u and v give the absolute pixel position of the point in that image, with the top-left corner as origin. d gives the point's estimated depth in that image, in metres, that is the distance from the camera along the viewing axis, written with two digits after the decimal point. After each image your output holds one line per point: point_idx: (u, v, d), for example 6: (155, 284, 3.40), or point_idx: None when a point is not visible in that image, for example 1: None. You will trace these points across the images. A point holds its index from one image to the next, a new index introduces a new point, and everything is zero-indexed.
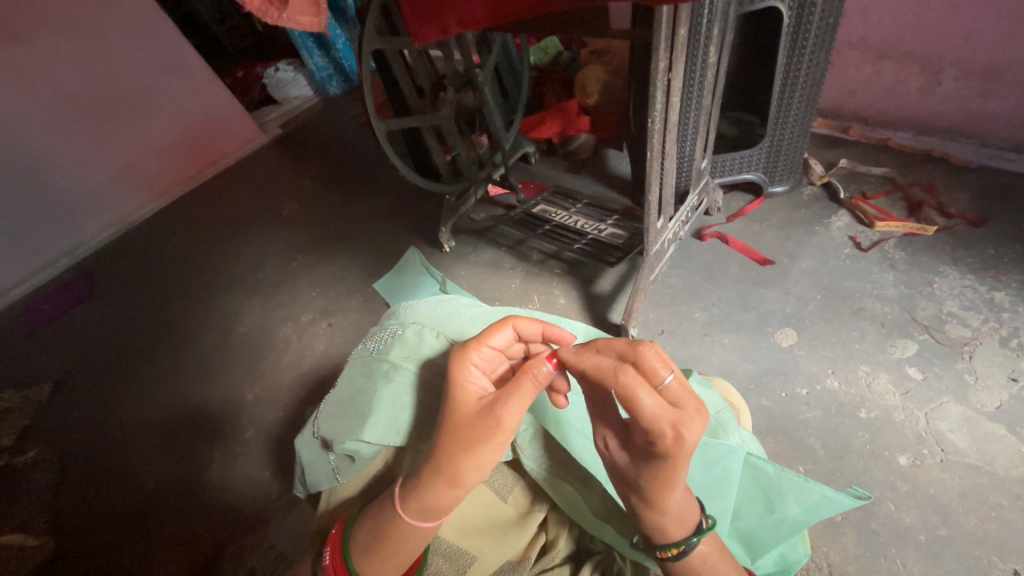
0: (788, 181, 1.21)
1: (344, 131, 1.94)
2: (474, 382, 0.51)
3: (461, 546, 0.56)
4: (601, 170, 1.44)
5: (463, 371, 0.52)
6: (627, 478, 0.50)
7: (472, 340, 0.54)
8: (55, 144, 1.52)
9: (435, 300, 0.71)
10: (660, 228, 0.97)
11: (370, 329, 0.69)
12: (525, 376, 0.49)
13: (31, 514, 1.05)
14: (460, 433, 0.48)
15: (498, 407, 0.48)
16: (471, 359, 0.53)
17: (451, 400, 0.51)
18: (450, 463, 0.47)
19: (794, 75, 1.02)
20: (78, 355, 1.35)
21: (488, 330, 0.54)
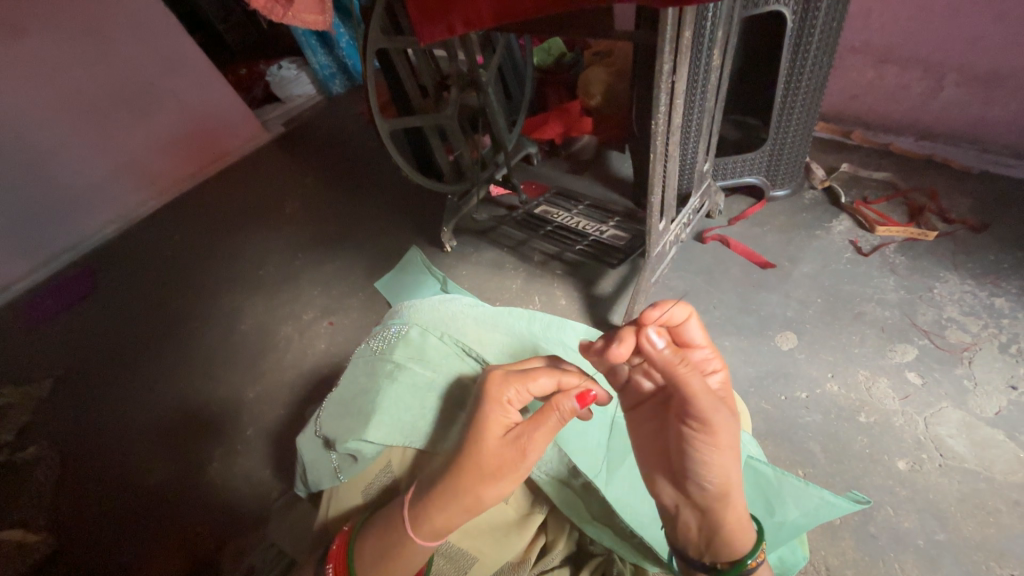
0: (790, 185, 1.22)
1: (347, 129, 1.94)
2: (506, 415, 0.51)
3: (461, 548, 0.55)
4: (603, 172, 1.44)
5: (495, 407, 0.51)
6: (726, 471, 0.46)
7: (516, 376, 0.53)
8: (58, 140, 1.52)
9: (438, 301, 0.71)
10: (661, 231, 0.97)
11: (373, 329, 0.70)
12: (551, 412, 0.50)
13: (31, 509, 1.05)
14: (485, 466, 0.48)
15: (528, 444, 0.49)
16: (510, 391, 0.52)
17: (481, 427, 0.50)
18: (467, 491, 0.48)
19: (796, 80, 1.02)
20: (79, 350, 1.35)
21: (530, 372, 0.54)
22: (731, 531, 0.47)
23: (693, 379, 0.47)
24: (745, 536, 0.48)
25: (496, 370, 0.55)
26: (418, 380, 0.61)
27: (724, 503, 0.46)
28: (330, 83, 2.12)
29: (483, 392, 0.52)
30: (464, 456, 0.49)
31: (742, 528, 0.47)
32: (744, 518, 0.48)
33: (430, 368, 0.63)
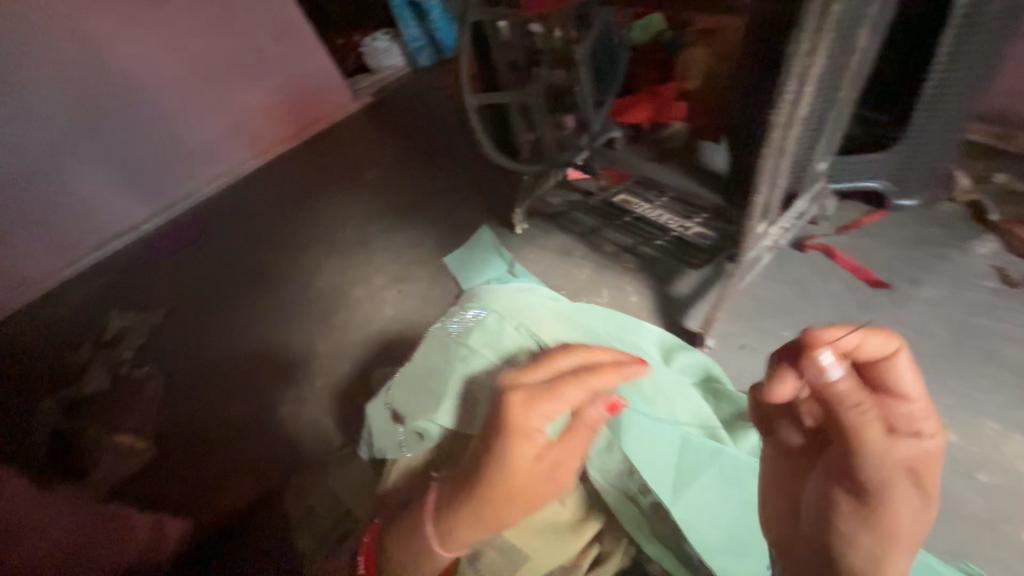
0: (920, 196, 1.08)
1: (429, 102, 1.97)
2: (536, 444, 0.46)
3: (515, 546, 0.55)
4: (692, 162, 1.35)
5: (523, 439, 0.45)
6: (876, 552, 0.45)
7: (540, 400, 0.46)
8: (181, 99, 1.67)
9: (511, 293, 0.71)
10: (761, 234, 0.89)
11: (451, 313, 0.72)
12: (580, 427, 0.50)
13: (141, 419, 1.20)
14: (517, 494, 0.46)
15: (557, 464, 0.48)
16: (537, 419, 0.46)
17: (510, 461, 0.45)
18: (497, 517, 0.47)
19: (948, 84, 0.92)
20: (185, 289, 1.51)
21: (554, 392, 0.47)
22: None
23: (874, 437, 0.43)
24: None
25: (517, 388, 0.47)
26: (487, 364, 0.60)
27: None
28: (417, 54, 2.15)
29: (507, 421, 0.45)
30: (492, 490, 0.45)
31: None
32: None
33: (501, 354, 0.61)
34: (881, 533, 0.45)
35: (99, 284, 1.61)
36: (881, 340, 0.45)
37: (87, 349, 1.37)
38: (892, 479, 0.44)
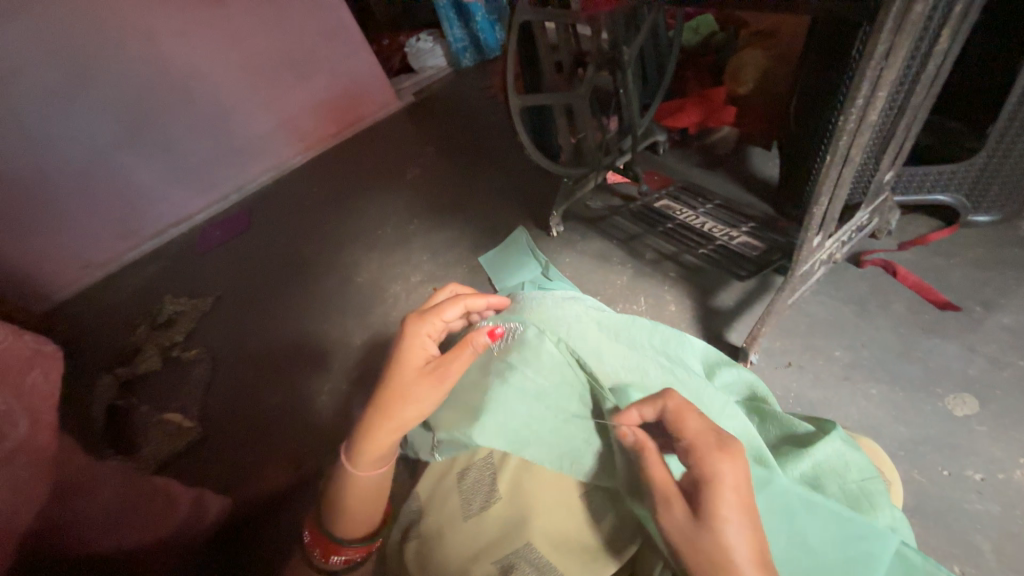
0: (999, 211, 1.00)
1: (471, 103, 1.99)
2: (426, 346, 0.63)
3: (548, 559, 0.53)
4: (741, 169, 1.30)
5: (413, 338, 0.63)
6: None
7: (427, 313, 0.65)
8: (236, 96, 1.76)
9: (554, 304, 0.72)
10: (815, 247, 0.84)
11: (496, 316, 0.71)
12: (467, 346, 0.61)
13: (190, 399, 1.27)
14: (406, 387, 0.59)
15: (444, 369, 0.59)
16: (428, 325, 0.64)
17: (405, 355, 0.62)
18: (391, 411, 0.58)
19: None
20: (234, 277, 1.59)
21: (442, 306, 0.65)
22: None
23: (652, 470, 0.48)
24: None
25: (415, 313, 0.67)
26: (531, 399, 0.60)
27: None
28: (460, 55, 2.17)
29: (405, 329, 0.64)
30: (389, 381, 0.60)
31: None
32: None
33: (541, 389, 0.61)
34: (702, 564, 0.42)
35: (157, 269, 1.71)
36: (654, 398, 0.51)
37: (144, 330, 1.46)
38: (669, 508, 0.45)
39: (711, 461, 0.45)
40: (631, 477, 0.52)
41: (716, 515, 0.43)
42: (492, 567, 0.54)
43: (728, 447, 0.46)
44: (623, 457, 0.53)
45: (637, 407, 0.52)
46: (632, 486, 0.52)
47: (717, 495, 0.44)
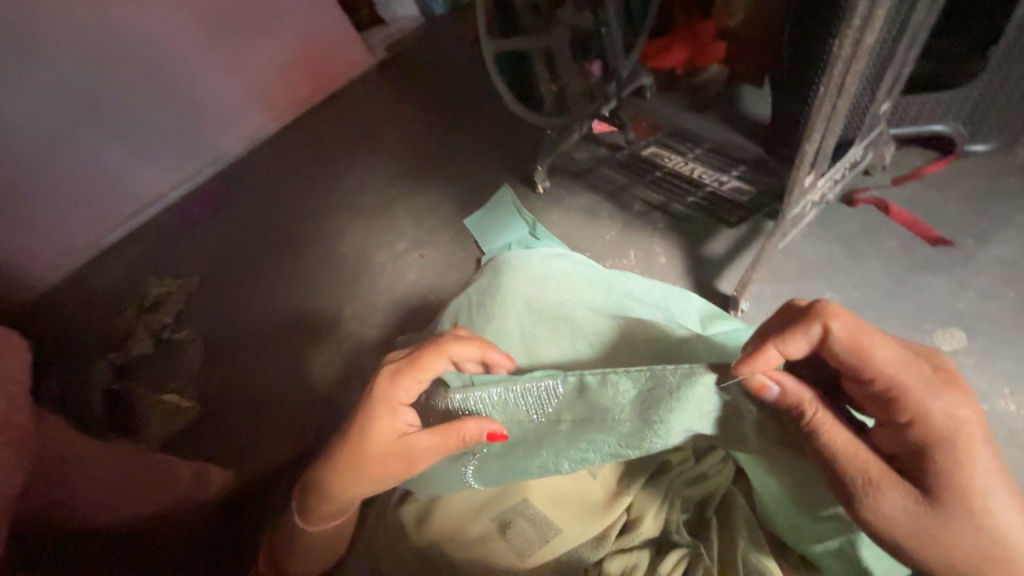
0: (996, 141, 0.96)
1: (447, 54, 1.87)
2: (396, 416, 0.58)
3: (543, 514, 0.60)
4: (732, 112, 1.25)
5: (388, 410, 0.57)
6: (912, 526, 0.45)
7: (405, 372, 0.58)
8: (199, 60, 1.60)
9: (524, 269, 0.80)
10: (807, 187, 0.81)
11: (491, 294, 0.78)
12: (453, 431, 0.57)
13: (186, 380, 1.26)
14: (370, 466, 0.56)
15: (413, 456, 0.57)
16: (400, 393, 0.58)
17: (372, 430, 0.57)
18: (354, 478, 0.57)
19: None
20: (214, 255, 1.53)
21: (424, 362, 0.58)
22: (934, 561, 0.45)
23: (837, 439, 0.47)
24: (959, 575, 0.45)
25: (388, 364, 0.60)
26: (597, 433, 0.57)
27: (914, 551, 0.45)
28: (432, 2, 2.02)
29: (376, 388, 0.58)
30: (347, 457, 0.57)
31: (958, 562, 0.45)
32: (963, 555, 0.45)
33: (594, 422, 0.57)
34: (918, 530, 0.45)
35: (136, 252, 1.63)
36: (800, 338, 0.47)
37: (132, 314, 1.42)
38: (889, 491, 0.45)
39: (932, 402, 0.44)
40: (780, 432, 0.53)
41: (966, 469, 0.44)
42: (490, 523, 0.60)
43: (948, 382, 0.45)
44: (769, 415, 0.53)
45: (783, 344, 0.47)
46: (785, 443, 0.53)
47: (969, 446, 0.44)
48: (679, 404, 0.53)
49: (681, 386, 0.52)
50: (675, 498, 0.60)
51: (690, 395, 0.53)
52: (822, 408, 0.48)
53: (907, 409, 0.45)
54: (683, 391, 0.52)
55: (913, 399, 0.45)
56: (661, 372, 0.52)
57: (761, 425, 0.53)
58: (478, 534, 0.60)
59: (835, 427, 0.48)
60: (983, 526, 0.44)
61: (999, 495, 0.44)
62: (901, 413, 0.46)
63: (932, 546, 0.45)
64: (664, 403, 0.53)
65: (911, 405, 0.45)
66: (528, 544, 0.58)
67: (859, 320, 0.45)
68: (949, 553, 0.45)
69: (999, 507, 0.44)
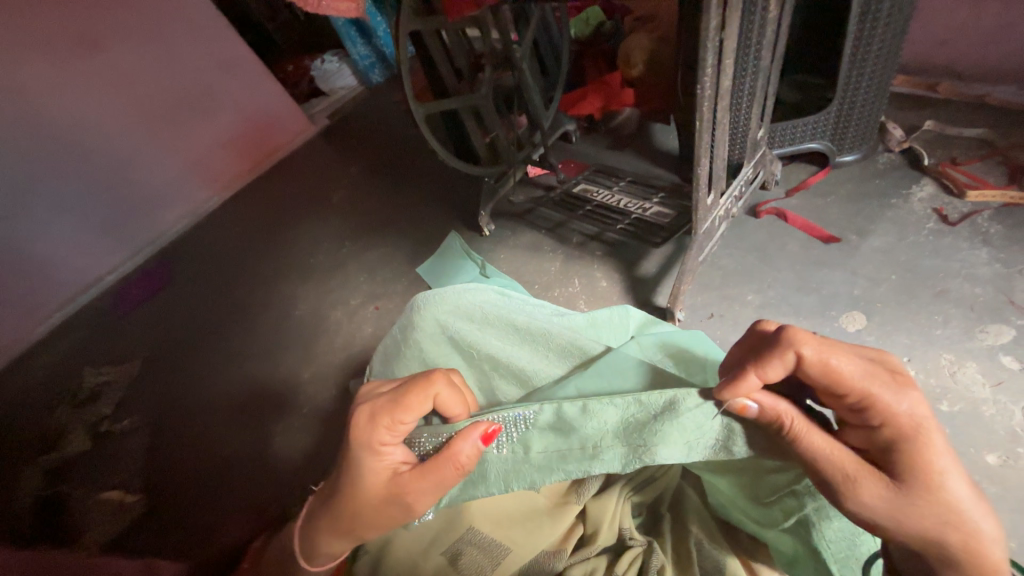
0: (859, 150, 1.14)
1: (388, 119, 1.97)
2: (386, 458, 0.53)
3: (495, 538, 0.60)
4: (648, 145, 1.39)
5: (377, 454, 0.53)
6: (890, 509, 0.44)
7: (382, 416, 0.52)
8: (134, 143, 1.61)
9: (444, 296, 0.77)
10: (710, 205, 0.93)
11: (447, 320, 0.75)
12: (447, 465, 0.52)
13: (130, 472, 1.17)
14: (370, 510, 0.53)
15: (412, 496, 0.52)
16: (381, 432, 0.52)
17: (361, 476, 0.53)
18: (349, 524, 0.54)
19: (866, 45, 0.98)
20: (159, 334, 1.47)
21: (402, 398, 0.52)
22: (912, 536, 0.45)
23: (814, 439, 0.47)
24: (931, 537, 0.44)
25: (364, 406, 0.54)
26: (581, 464, 0.57)
27: (892, 526, 0.45)
28: (369, 73, 2.16)
29: (358, 429, 0.53)
30: (345, 503, 0.53)
31: (925, 533, 0.44)
32: (935, 523, 0.44)
33: (574, 453, 0.58)
34: (892, 516, 0.44)
35: (70, 342, 1.52)
36: (775, 366, 0.46)
37: (64, 412, 1.31)
38: (865, 486, 0.45)
39: (897, 406, 0.44)
40: (762, 438, 0.53)
41: (928, 457, 0.44)
42: (441, 558, 0.59)
43: (908, 381, 0.45)
44: (754, 428, 0.53)
45: (759, 370, 0.47)
46: (766, 447, 0.53)
47: (932, 437, 0.44)
48: (667, 431, 0.54)
49: (666, 412, 0.54)
50: (626, 503, 0.63)
51: (676, 420, 0.54)
52: (799, 417, 0.48)
53: (876, 415, 0.45)
54: (669, 416, 0.54)
55: (883, 405, 0.44)
56: (646, 399, 0.56)
57: (750, 438, 0.53)
58: (433, 570, 0.59)
59: (812, 432, 0.47)
60: (946, 503, 0.43)
61: (956, 470, 0.44)
62: (869, 418, 0.45)
63: (906, 524, 0.44)
64: (652, 428, 0.55)
65: (880, 411, 0.44)
66: (480, 570, 0.58)
67: (823, 339, 0.45)
68: (918, 529, 0.44)
69: (956, 480, 0.44)
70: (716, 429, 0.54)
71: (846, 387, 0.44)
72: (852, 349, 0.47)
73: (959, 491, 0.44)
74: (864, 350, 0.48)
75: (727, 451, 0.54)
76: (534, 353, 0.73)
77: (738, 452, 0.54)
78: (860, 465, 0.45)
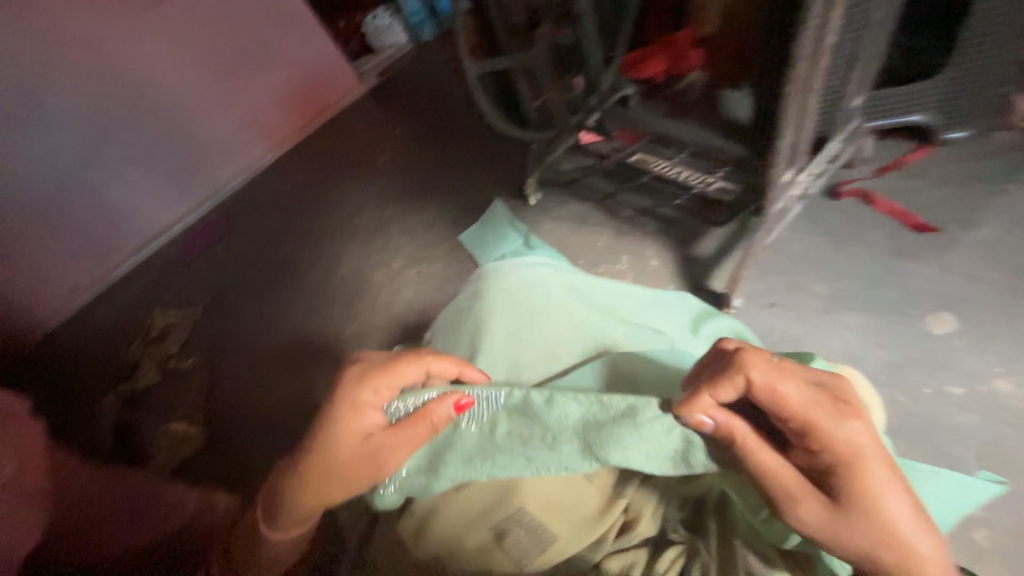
0: (972, 126, 1.01)
1: (435, 78, 1.91)
2: (364, 419, 0.58)
3: (543, 524, 0.59)
4: (715, 114, 1.27)
5: (356, 414, 0.58)
6: (826, 526, 0.46)
7: (369, 378, 0.59)
8: (195, 99, 1.63)
9: (516, 271, 0.78)
10: (786, 183, 0.84)
11: (507, 299, 0.75)
12: (422, 423, 0.58)
13: (190, 405, 1.26)
14: (342, 469, 0.56)
15: (384, 453, 0.57)
16: (366, 392, 0.59)
17: (337, 437, 0.57)
18: (318, 485, 0.57)
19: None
20: (216, 283, 1.55)
21: (392, 364, 0.60)
22: (846, 551, 0.46)
23: (761, 457, 0.49)
24: (864, 552, 0.46)
25: (354, 369, 0.60)
26: (541, 455, 0.58)
27: (827, 540, 0.47)
28: (419, 28, 2.07)
29: (345, 389, 0.59)
30: (317, 464, 0.57)
31: (860, 550, 0.46)
32: (868, 539, 0.45)
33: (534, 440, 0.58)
34: (827, 531, 0.46)
35: (141, 286, 1.64)
36: (727, 388, 0.48)
37: (138, 346, 1.42)
38: (803, 502, 0.47)
39: (835, 432, 0.46)
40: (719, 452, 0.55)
41: (867, 480, 0.45)
42: (487, 533, 0.60)
43: (851, 409, 0.47)
44: None
45: (713, 391, 0.49)
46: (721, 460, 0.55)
47: (870, 463, 0.46)
48: (627, 437, 0.54)
49: (623, 417, 0.55)
50: (670, 499, 0.62)
51: (635, 425, 0.54)
52: (751, 436, 0.49)
53: (818, 440, 0.46)
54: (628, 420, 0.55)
55: (823, 431, 0.46)
56: (607, 401, 0.56)
57: (712, 451, 0.53)
58: (478, 543, 0.60)
59: (762, 450, 0.49)
60: (879, 523, 0.45)
61: (894, 493, 0.45)
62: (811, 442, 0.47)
63: (841, 539, 0.46)
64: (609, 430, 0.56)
65: (818, 437, 0.46)
66: (525, 552, 0.59)
67: (773, 365, 0.48)
68: (851, 545, 0.46)
69: (891, 502, 0.45)
70: (673, 442, 0.54)
71: (789, 411, 0.47)
72: (802, 376, 0.49)
73: (896, 513, 0.45)
74: (815, 376, 0.50)
75: (686, 464, 0.54)
76: (596, 338, 0.70)
77: (697, 467, 0.54)
78: (799, 482, 0.47)
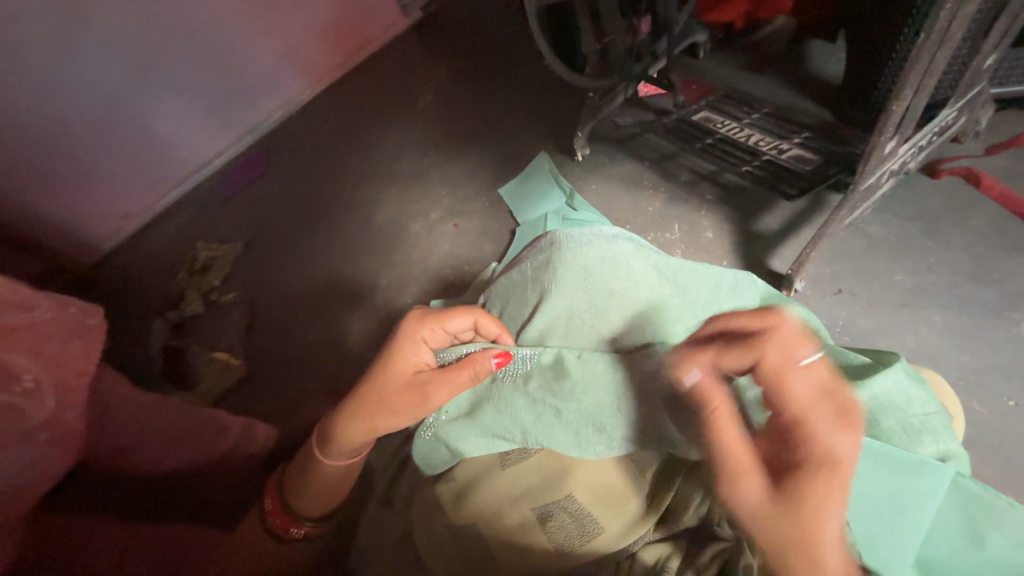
0: None
1: (482, 15, 1.78)
2: (417, 355, 0.62)
3: (591, 511, 0.56)
4: (797, 71, 1.16)
5: (410, 349, 0.62)
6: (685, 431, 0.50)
7: (428, 317, 0.63)
8: (237, 25, 1.56)
9: (592, 244, 0.65)
10: (886, 155, 0.76)
11: (580, 278, 0.63)
12: (466, 368, 0.59)
13: (233, 339, 1.31)
14: (388, 398, 0.59)
15: (428, 389, 0.59)
16: (422, 330, 0.63)
17: (392, 366, 0.61)
18: (366, 412, 0.60)
19: None
20: (256, 222, 1.56)
21: (449, 313, 0.64)
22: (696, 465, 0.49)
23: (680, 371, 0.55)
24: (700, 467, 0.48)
25: (415, 311, 0.65)
26: (573, 414, 0.57)
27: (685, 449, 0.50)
28: None
29: (402, 327, 0.63)
30: (370, 389, 0.61)
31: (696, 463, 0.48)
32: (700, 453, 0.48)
33: (565, 396, 0.58)
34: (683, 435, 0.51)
35: (184, 219, 1.66)
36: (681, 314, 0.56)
37: (183, 277, 1.47)
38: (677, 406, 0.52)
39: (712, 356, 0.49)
40: None
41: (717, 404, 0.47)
42: (530, 512, 0.57)
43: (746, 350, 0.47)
44: None
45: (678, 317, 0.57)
46: None
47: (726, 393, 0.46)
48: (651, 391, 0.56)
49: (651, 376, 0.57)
50: None
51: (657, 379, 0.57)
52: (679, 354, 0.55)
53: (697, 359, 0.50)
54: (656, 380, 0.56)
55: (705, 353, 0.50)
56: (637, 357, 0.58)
57: None
58: (518, 521, 0.57)
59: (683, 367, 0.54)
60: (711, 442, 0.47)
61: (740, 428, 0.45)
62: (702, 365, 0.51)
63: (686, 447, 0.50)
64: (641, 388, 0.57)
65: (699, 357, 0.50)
66: (568, 538, 0.55)
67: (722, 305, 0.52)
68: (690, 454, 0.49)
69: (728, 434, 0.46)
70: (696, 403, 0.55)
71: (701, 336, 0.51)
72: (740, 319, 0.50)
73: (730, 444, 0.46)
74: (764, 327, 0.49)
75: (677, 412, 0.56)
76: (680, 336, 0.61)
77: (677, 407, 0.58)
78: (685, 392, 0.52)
